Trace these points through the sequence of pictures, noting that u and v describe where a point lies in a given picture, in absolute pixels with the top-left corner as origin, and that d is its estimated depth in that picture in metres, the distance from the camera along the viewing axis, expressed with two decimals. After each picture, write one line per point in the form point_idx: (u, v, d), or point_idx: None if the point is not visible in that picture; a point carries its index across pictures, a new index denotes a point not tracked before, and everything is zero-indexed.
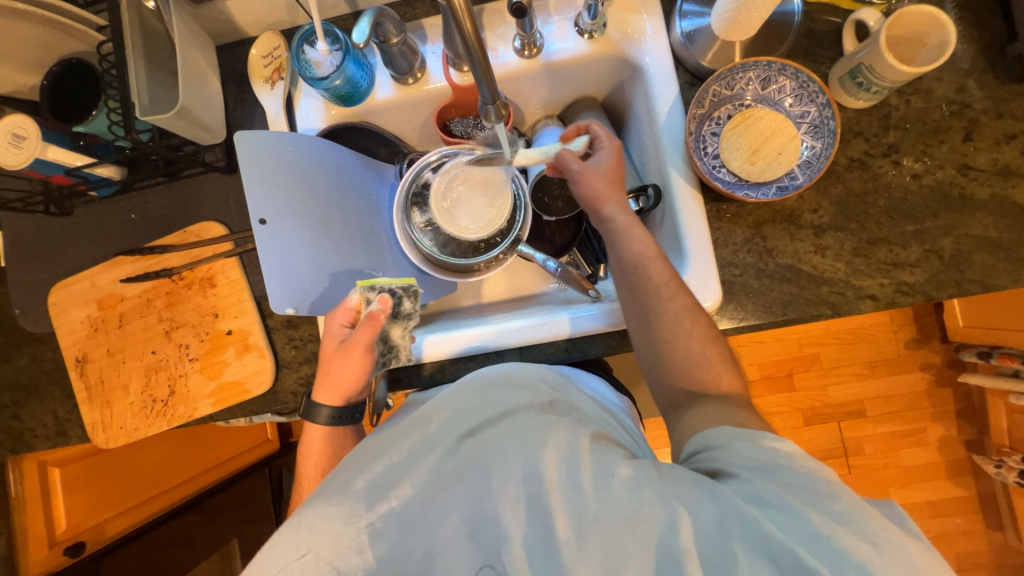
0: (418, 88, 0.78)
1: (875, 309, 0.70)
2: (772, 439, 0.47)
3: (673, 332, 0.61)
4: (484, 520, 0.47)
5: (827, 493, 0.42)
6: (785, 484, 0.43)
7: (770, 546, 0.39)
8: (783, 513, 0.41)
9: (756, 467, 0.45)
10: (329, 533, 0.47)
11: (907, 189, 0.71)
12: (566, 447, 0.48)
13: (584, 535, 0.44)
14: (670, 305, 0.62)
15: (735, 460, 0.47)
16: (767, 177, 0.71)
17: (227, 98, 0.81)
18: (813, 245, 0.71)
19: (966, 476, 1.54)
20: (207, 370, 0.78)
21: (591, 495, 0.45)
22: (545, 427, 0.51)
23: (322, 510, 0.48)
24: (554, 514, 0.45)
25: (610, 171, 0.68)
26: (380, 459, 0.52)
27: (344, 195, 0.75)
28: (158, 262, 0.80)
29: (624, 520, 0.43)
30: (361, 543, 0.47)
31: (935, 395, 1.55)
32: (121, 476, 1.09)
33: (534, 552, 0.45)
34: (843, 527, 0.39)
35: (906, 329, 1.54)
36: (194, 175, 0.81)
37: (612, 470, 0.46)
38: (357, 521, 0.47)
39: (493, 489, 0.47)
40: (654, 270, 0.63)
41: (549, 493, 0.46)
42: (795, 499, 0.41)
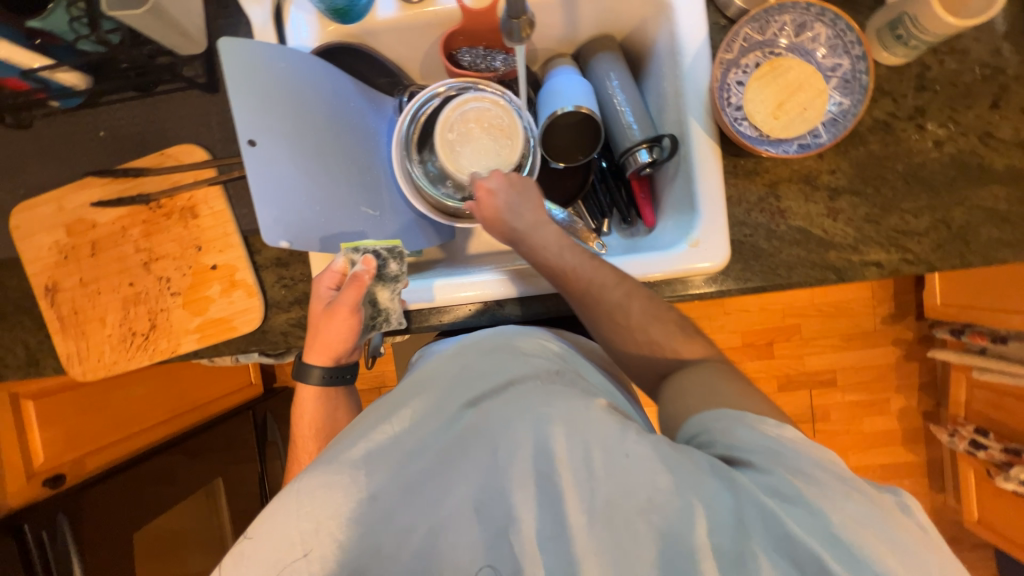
0: (423, 8, 0.71)
1: (878, 277, 0.70)
2: (773, 425, 0.48)
3: (611, 324, 0.64)
4: (490, 498, 0.45)
5: (841, 494, 0.42)
6: (794, 475, 0.43)
7: (792, 545, 0.40)
8: (801, 508, 0.41)
9: (765, 454, 0.45)
10: (329, 501, 0.45)
11: (926, 155, 0.69)
12: (574, 421, 0.46)
13: (596, 520, 0.44)
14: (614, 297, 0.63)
15: (738, 442, 0.47)
16: (789, 133, 0.68)
17: (207, 3, 0.72)
18: (826, 208, 0.70)
19: (919, 442, 1.65)
20: (191, 306, 0.74)
21: (605, 478, 0.44)
22: (552, 398, 0.49)
23: (320, 478, 0.46)
24: (564, 496, 0.44)
25: (523, 203, 0.69)
26: (380, 426, 0.50)
27: (342, 127, 0.70)
28: (134, 187, 0.73)
29: (639, 508, 0.43)
30: (358, 516, 0.46)
31: (902, 368, 1.62)
32: (100, 411, 1.07)
33: (543, 535, 0.44)
34: (862, 527, 0.41)
35: (885, 304, 1.59)
36: (171, 90, 0.73)
37: (625, 450, 0.45)
38: (355, 491, 0.46)
39: (499, 466, 0.46)
40: (591, 274, 0.64)
41: (560, 474, 0.45)
42: (817, 496, 0.42)
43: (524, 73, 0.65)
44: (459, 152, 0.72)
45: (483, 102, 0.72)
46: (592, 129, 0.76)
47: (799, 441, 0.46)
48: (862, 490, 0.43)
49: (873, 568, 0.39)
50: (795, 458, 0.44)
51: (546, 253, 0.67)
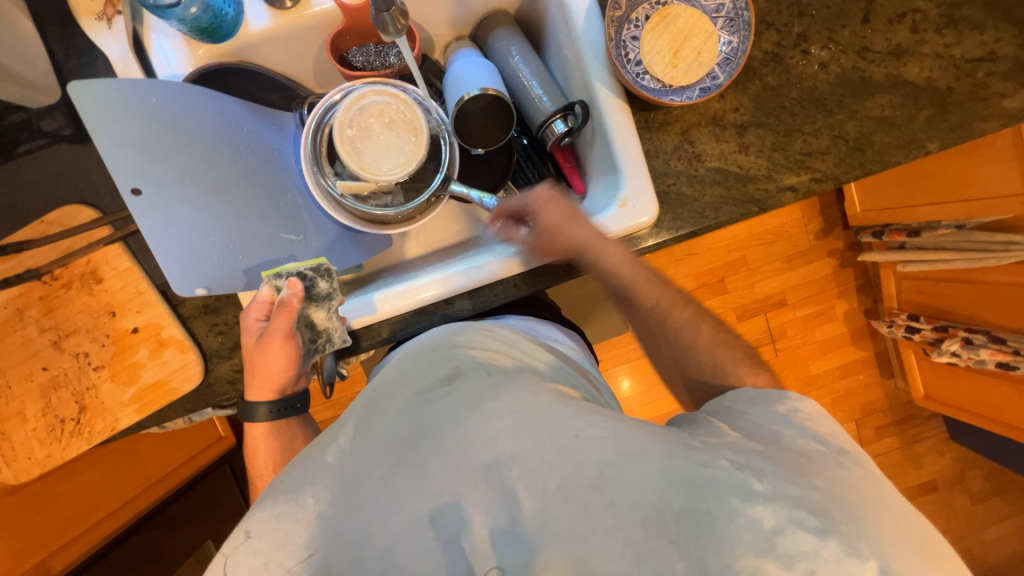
0: (300, 13, 0.67)
1: (794, 200, 0.74)
2: (794, 401, 0.53)
3: (675, 343, 0.68)
4: (442, 503, 0.46)
5: (829, 464, 0.47)
6: (778, 450, 0.48)
7: (733, 488, 0.44)
8: (763, 463, 0.46)
9: (761, 435, 0.51)
10: (278, 531, 0.47)
11: (815, 77, 0.73)
12: (521, 414, 0.50)
13: (548, 504, 0.45)
14: (670, 318, 0.68)
15: (741, 422, 0.53)
16: (689, 80, 0.70)
17: (51, 44, 0.64)
18: (737, 144, 0.73)
19: (866, 339, 1.80)
20: (120, 376, 0.68)
21: (554, 458, 0.47)
22: (500, 393, 0.53)
23: (265, 514, 0.48)
24: (516, 488, 0.46)
25: (565, 220, 0.68)
26: (329, 445, 0.53)
27: (240, 154, 0.65)
28: (17, 263, 0.65)
29: (589, 484, 0.45)
30: (310, 538, 0.47)
31: (840, 275, 1.75)
32: (52, 508, 0.97)
33: (496, 530, 0.45)
34: (833, 487, 0.44)
35: (815, 221, 1.71)
36: (35, 149, 0.65)
37: (575, 432, 0.48)
38: (303, 513, 0.48)
39: (449, 468, 0.48)
40: (642, 293, 0.68)
41: (508, 466, 0.47)
42: (778, 462, 0.46)
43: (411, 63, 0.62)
44: (361, 150, 0.69)
45: (381, 96, 0.69)
46: (502, 109, 0.74)
47: (814, 416, 0.51)
48: (845, 460, 0.47)
49: (828, 512, 0.42)
50: (796, 434, 0.50)
51: (612, 272, 0.67)
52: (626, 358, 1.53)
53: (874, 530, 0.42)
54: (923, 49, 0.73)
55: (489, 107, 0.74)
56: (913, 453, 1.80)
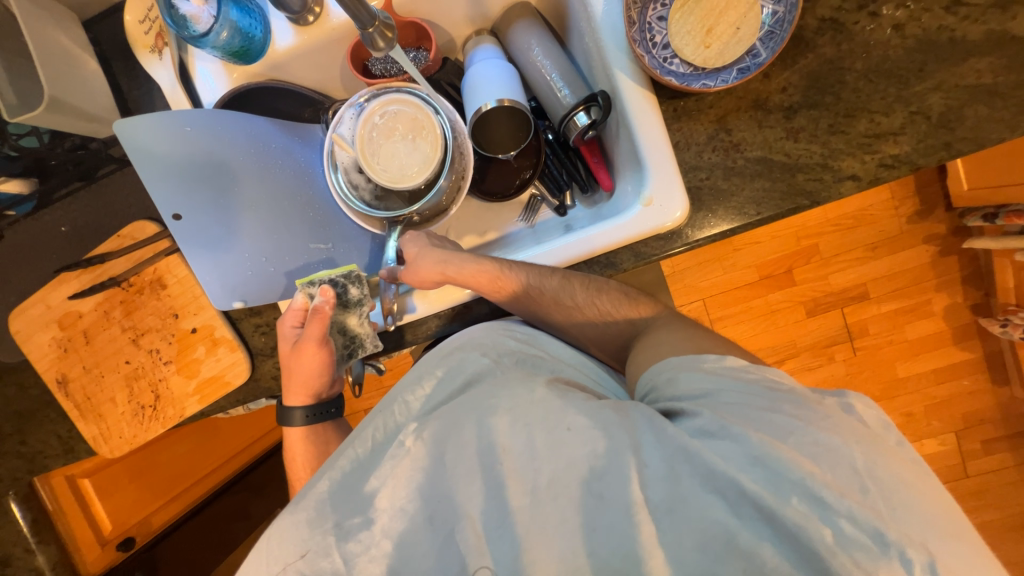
0: (321, 26, 0.69)
1: (857, 191, 0.64)
2: (714, 361, 0.52)
3: (566, 315, 0.67)
4: (439, 500, 0.47)
5: (779, 417, 0.44)
6: (724, 410, 0.46)
7: (738, 494, 0.40)
8: (731, 441, 0.42)
9: (698, 397, 0.49)
10: (295, 538, 0.47)
11: (887, 43, 0.61)
12: (516, 407, 0.49)
13: (539, 500, 0.44)
14: (551, 289, 0.66)
15: (680, 392, 0.50)
16: (725, 61, 0.62)
17: (117, 78, 0.72)
18: (784, 130, 0.64)
19: (973, 338, 1.54)
20: (184, 370, 0.77)
21: (546, 454, 0.46)
22: (499, 388, 0.52)
23: (288, 520, 0.48)
24: (507, 481, 0.45)
25: (426, 245, 0.71)
26: (343, 454, 0.52)
27: (267, 170, 0.69)
28: (103, 272, 0.76)
29: (578, 476, 0.45)
30: (325, 546, 0.46)
31: (940, 265, 1.50)
32: (150, 475, 1.14)
33: (488, 525, 0.44)
34: (784, 442, 0.42)
35: (908, 203, 1.47)
36: (111, 172, 0.75)
37: (565, 423, 0.47)
38: (323, 524, 0.47)
39: (447, 464, 0.48)
40: (511, 279, 0.66)
41: (502, 461, 0.46)
42: (743, 425, 0.43)
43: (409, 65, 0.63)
44: (372, 139, 0.69)
45: (416, 111, 0.69)
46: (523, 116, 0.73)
47: (739, 369, 0.50)
48: (793, 404, 0.45)
49: (799, 480, 0.39)
50: (737, 391, 0.48)
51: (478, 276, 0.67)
52: None
53: (834, 481, 0.39)
54: None
55: (508, 113, 0.72)
56: None
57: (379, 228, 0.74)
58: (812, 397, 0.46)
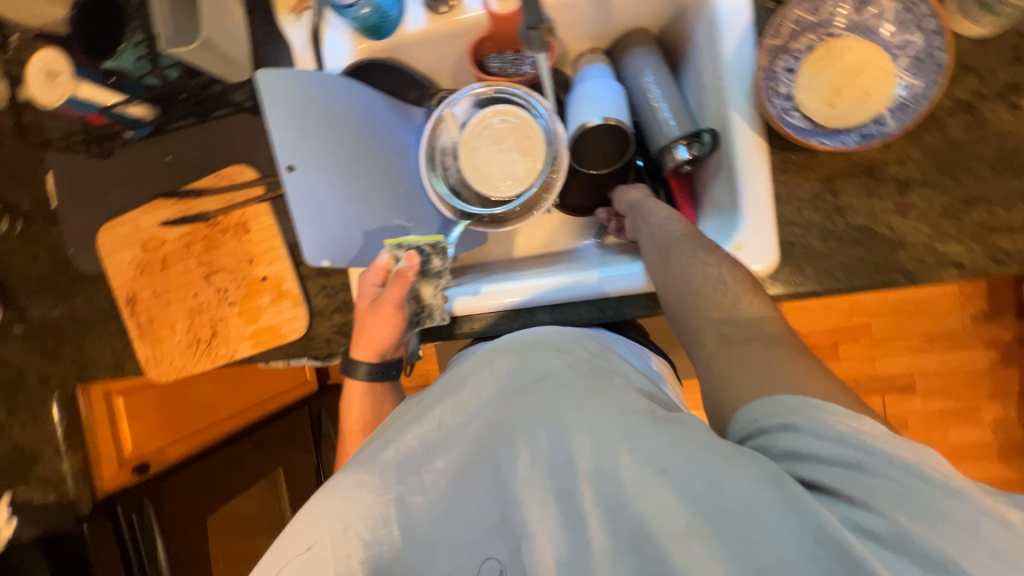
0: (453, 18, 0.71)
1: (958, 280, 0.62)
2: (846, 416, 0.39)
3: (680, 276, 0.57)
4: (509, 517, 0.45)
5: (958, 519, 0.34)
6: (899, 506, 0.35)
7: None
8: (892, 549, 0.34)
9: (837, 463, 0.38)
10: (357, 501, 0.48)
11: (1022, 138, 0.60)
12: (601, 432, 0.44)
13: (620, 545, 0.41)
14: (687, 244, 0.59)
15: (807, 448, 0.39)
16: (846, 124, 0.61)
17: (252, 31, 0.77)
18: (893, 203, 0.62)
19: (1019, 458, 1.45)
20: (245, 314, 0.80)
21: (635, 494, 0.41)
22: (583, 406, 0.47)
23: (353, 481, 0.49)
24: (586, 518, 0.42)
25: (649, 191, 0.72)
26: (408, 431, 0.53)
27: (369, 141, 0.71)
28: (195, 206, 0.80)
29: (673, 531, 0.39)
30: (388, 514, 0.48)
31: (998, 374, 1.43)
32: (176, 407, 1.17)
33: (558, 558, 0.42)
34: (981, 571, 0.33)
35: (976, 302, 1.41)
36: (224, 115, 0.79)
37: (660, 463, 0.41)
38: (386, 493, 0.49)
39: (520, 478, 0.45)
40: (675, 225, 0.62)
41: (581, 489, 0.43)
42: (912, 524, 0.34)
43: (547, 82, 0.67)
44: (480, 136, 0.74)
45: (531, 127, 0.73)
46: (621, 141, 0.74)
47: (884, 436, 0.38)
48: (983, 511, 0.34)
49: None
50: (884, 467, 0.37)
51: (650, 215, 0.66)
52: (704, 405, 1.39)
53: None
54: None
55: (602, 133, 0.73)
56: None
57: (450, 215, 0.74)
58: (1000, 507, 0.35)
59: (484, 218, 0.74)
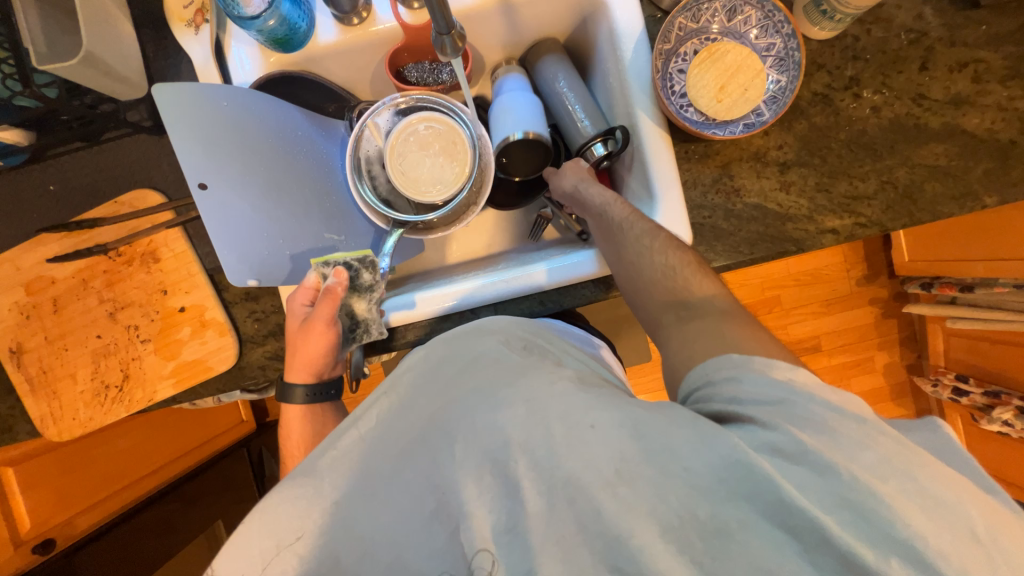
0: (365, 29, 0.71)
1: (835, 243, 0.72)
2: (784, 370, 0.46)
3: (629, 264, 0.61)
4: (447, 498, 0.46)
5: (863, 441, 0.39)
6: (806, 429, 0.41)
7: (782, 509, 0.38)
8: (804, 467, 0.39)
9: (767, 403, 0.43)
10: (291, 516, 0.46)
11: (866, 121, 0.72)
12: (534, 401, 0.46)
13: (556, 504, 0.42)
14: (632, 230, 0.62)
15: (742, 395, 0.45)
16: (732, 116, 0.70)
17: (145, 46, 0.71)
18: (778, 182, 0.72)
19: (906, 396, 1.69)
20: (163, 351, 0.73)
21: (565, 452, 0.43)
22: (517, 382, 0.49)
23: (287, 494, 0.47)
24: (522, 484, 0.43)
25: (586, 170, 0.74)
26: (348, 432, 0.51)
27: (289, 156, 0.69)
28: (90, 238, 0.72)
29: (603, 482, 0.41)
30: (323, 526, 0.46)
31: (882, 326, 1.66)
32: (86, 469, 1.03)
33: (498, 529, 0.43)
34: (879, 481, 0.37)
35: (858, 267, 1.63)
36: (118, 137, 0.72)
37: (589, 420, 0.44)
38: (321, 502, 0.47)
39: (460, 460, 0.46)
40: (615, 210, 0.66)
41: (515, 458, 0.44)
42: (819, 447, 0.39)
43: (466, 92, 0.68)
44: (407, 145, 0.75)
45: (456, 133, 0.75)
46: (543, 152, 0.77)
47: (811, 383, 0.44)
48: (874, 429, 0.40)
49: (874, 519, 0.36)
50: (807, 403, 0.42)
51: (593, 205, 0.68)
52: (649, 387, 1.47)
53: (933, 534, 0.35)
54: (985, 99, 0.70)
55: (525, 148, 0.76)
56: None
57: (385, 225, 0.73)
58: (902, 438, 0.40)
59: (418, 225, 0.75)
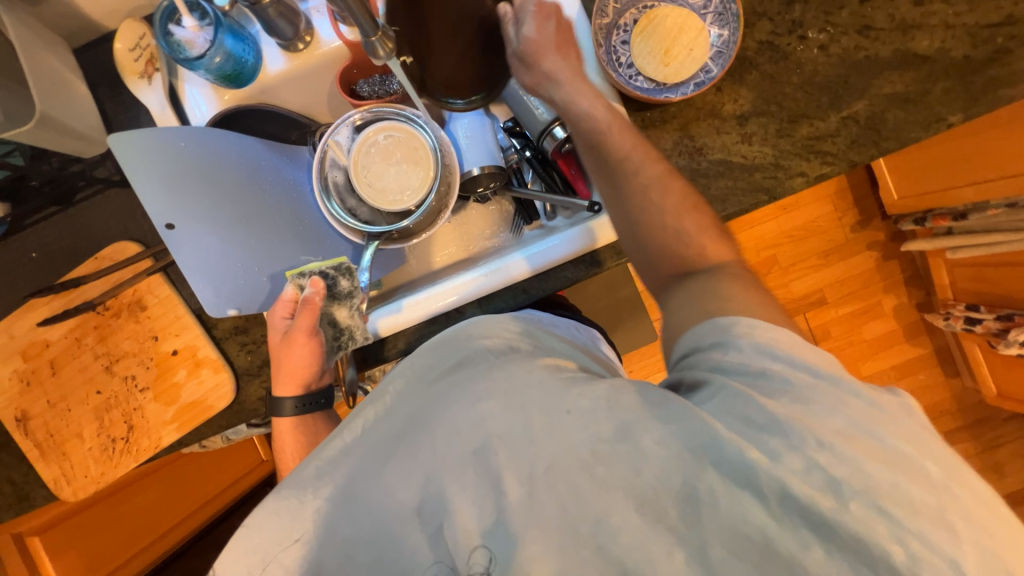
0: (311, 53, 0.73)
1: (807, 186, 0.72)
2: (765, 329, 0.46)
3: (634, 210, 0.59)
4: (428, 496, 0.45)
5: (836, 407, 0.41)
6: (778, 397, 0.42)
7: (748, 474, 0.39)
8: (777, 435, 0.40)
9: (747, 374, 0.45)
10: (274, 528, 0.46)
11: (816, 61, 0.72)
12: (511, 392, 0.47)
13: (536, 488, 0.42)
14: (640, 176, 0.60)
15: (727, 362, 0.46)
16: (682, 77, 0.70)
17: (103, 103, 0.74)
18: (739, 135, 0.72)
19: (922, 335, 1.66)
20: (162, 396, 0.74)
21: (544, 438, 0.44)
22: (495, 376, 0.49)
23: (267, 508, 0.47)
24: (502, 473, 0.43)
25: (552, 37, 0.66)
26: (332, 441, 0.50)
27: (257, 185, 0.69)
28: (77, 297, 0.74)
29: (580, 464, 0.42)
30: (308, 533, 0.46)
31: (884, 269, 1.64)
32: (111, 528, 1.04)
33: (480, 522, 0.43)
34: (851, 444, 0.39)
35: (849, 213, 1.62)
36: (89, 195, 0.74)
37: (565, 405, 0.44)
38: (304, 509, 0.46)
39: (439, 459, 0.45)
40: (614, 139, 0.62)
41: (494, 450, 0.44)
42: (790, 416, 0.41)
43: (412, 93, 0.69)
44: (370, 158, 0.76)
45: (416, 140, 0.76)
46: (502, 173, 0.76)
47: (793, 343, 0.45)
48: (850, 393, 0.42)
49: (850, 488, 0.37)
50: (787, 370, 0.44)
51: (596, 129, 0.63)
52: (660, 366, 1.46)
53: (903, 496, 0.37)
54: (932, 20, 0.70)
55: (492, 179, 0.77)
56: (994, 460, 1.63)
57: (358, 240, 0.74)
58: (883, 404, 0.41)
59: (393, 235, 0.75)
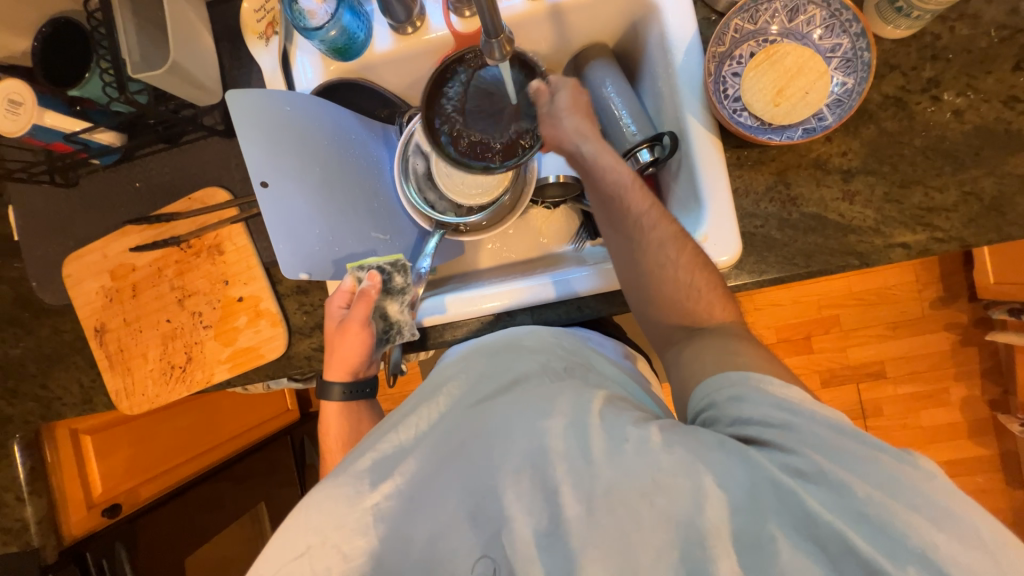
0: (419, 38, 0.74)
1: (906, 259, 0.66)
2: (782, 387, 0.46)
3: (649, 270, 0.60)
4: (483, 502, 0.45)
5: (863, 457, 0.40)
6: (820, 449, 0.41)
7: (814, 526, 0.38)
8: (819, 485, 0.39)
9: (771, 425, 0.44)
10: (335, 514, 0.46)
11: (947, 126, 0.65)
12: (574, 415, 0.47)
13: (596, 509, 0.42)
14: (655, 233, 0.60)
15: (752, 414, 0.45)
16: (791, 120, 0.66)
17: (222, 57, 0.79)
18: (841, 191, 0.67)
19: (989, 435, 1.50)
20: (222, 337, 0.78)
21: (603, 462, 0.44)
22: (554, 394, 0.50)
23: (331, 492, 0.48)
24: (560, 489, 0.44)
25: (576, 106, 0.64)
26: (387, 436, 0.52)
27: (347, 160, 0.73)
28: (166, 230, 0.79)
29: (640, 491, 0.42)
30: (367, 526, 0.46)
31: (960, 354, 1.50)
32: (150, 443, 1.12)
33: (537, 532, 0.43)
34: (891, 498, 0.37)
35: (932, 287, 1.49)
36: (194, 139, 0.79)
37: (623, 434, 0.45)
38: (363, 502, 0.47)
39: (496, 465, 0.46)
40: (632, 201, 0.60)
41: (554, 464, 0.45)
42: (830, 466, 0.39)
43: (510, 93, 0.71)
44: None
45: None
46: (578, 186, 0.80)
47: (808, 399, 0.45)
48: (881, 448, 0.40)
49: (904, 543, 0.36)
50: (807, 423, 0.43)
51: (617, 187, 0.61)
52: None
53: (957, 550, 0.35)
54: None
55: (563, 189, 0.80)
56: None
57: (427, 226, 0.76)
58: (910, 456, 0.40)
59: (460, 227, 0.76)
